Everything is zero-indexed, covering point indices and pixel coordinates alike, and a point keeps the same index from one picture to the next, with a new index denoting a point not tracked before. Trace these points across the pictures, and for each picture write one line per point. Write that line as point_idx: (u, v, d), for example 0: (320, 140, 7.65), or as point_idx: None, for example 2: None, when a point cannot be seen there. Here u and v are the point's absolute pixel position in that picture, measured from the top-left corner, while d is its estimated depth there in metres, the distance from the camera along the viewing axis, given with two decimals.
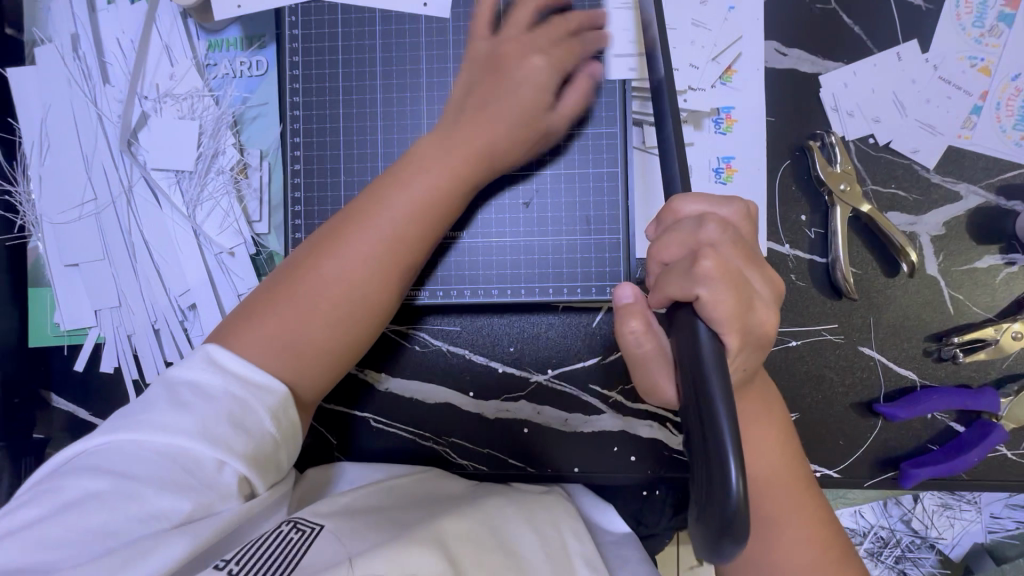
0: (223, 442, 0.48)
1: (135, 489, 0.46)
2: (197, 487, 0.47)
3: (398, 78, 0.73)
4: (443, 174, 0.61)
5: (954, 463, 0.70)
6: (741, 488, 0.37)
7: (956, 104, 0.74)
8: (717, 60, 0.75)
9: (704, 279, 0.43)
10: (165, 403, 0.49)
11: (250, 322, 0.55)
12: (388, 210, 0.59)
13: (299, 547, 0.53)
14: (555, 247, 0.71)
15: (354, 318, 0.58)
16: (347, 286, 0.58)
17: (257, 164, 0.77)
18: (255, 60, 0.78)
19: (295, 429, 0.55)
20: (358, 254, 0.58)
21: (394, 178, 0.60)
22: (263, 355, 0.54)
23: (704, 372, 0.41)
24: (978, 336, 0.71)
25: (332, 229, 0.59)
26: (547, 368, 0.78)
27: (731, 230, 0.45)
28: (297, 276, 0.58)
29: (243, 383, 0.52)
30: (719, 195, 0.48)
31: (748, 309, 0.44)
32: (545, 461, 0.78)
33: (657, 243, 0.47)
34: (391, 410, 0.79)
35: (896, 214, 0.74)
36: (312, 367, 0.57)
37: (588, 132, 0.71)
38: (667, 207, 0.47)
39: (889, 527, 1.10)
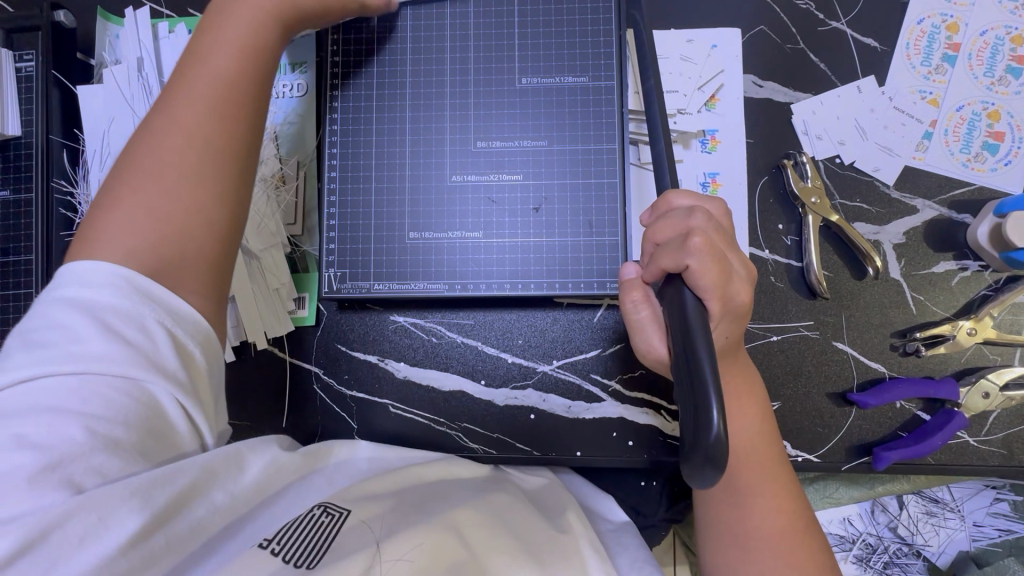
0: (170, 375, 0.52)
1: (103, 433, 0.48)
2: (156, 425, 0.51)
3: (423, 98, 0.83)
4: (225, 49, 0.63)
5: (920, 447, 0.77)
6: (721, 426, 0.45)
7: (910, 130, 0.85)
8: (702, 90, 0.86)
9: (693, 253, 0.52)
10: (93, 336, 0.49)
11: (120, 193, 0.57)
12: (197, 78, 0.61)
13: (328, 530, 0.59)
14: (561, 247, 0.80)
15: (204, 189, 0.59)
16: (171, 161, 0.58)
17: (294, 174, 0.88)
18: (296, 83, 0.89)
19: (213, 343, 0.58)
20: (185, 120, 0.59)
21: (190, 62, 0.62)
22: (129, 232, 0.55)
23: (693, 335, 0.50)
24: (937, 331, 0.80)
25: (149, 116, 0.61)
26: (553, 359, 0.85)
27: (714, 218, 0.55)
28: (134, 175, 0.58)
29: (168, 315, 0.54)
30: (705, 194, 0.58)
31: (729, 283, 0.53)
32: (549, 445, 0.84)
33: (651, 227, 0.57)
34: (408, 398, 0.86)
35: (862, 224, 0.84)
36: (181, 241, 0.57)
37: (591, 147, 0.81)
38: (662, 199, 0.57)
39: (876, 534, 1.14)
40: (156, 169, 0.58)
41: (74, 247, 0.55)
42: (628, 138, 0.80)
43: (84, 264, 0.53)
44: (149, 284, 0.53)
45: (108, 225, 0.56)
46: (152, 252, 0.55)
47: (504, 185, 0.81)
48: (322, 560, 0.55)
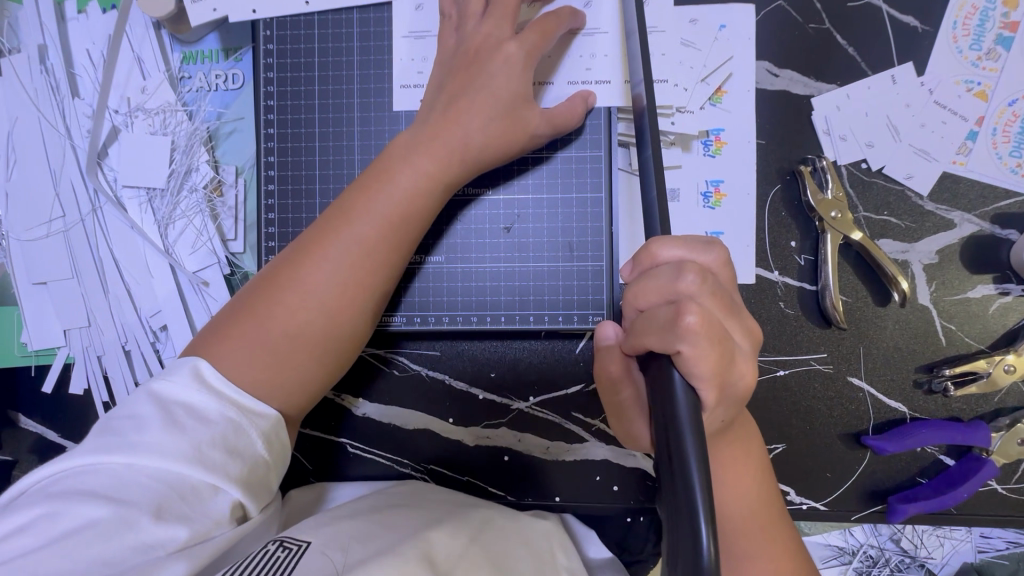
0: (218, 467, 0.49)
1: (130, 516, 0.45)
2: (192, 514, 0.47)
3: (375, 96, 0.71)
4: (397, 190, 0.60)
5: (944, 499, 0.68)
6: (712, 555, 0.36)
7: (951, 130, 0.72)
8: (707, 81, 0.72)
9: (684, 336, 0.41)
10: (155, 424, 0.49)
11: (257, 307, 0.57)
12: (356, 221, 0.59)
13: (285, 562, 0.49)
14: (536, 274, 0.70)
15: (335, 334, 0.59)
16: (306, 298, 0.58)
17: (232, 181, 0.75)
18: (231, 73, 0.75)
19: (283, 447, 0.56)
20: (330, 247, 0.59)
21: (360, 194, 0.60)
22: (254, 353, 0.56)
23: (679, 428, 0.40)
24: (970, 368, 0.69)
25: (306, 234, 0.61)
26: (529, 395, 0.76)
27: (712, 279, 0.44)
28: (276, 292, 0.58)
29: (238, 408, 0.53)
30: (700, 240, 0.47)
31: (728, 365, 0.43)
32: (526, 490, 0.76)
33: (634, 288, 0.46)
34: (369, 436, 0.77)
35: (889, 241, 0.72)
36: (299, 373, 0.58)
37: (571, 152, 0.69)
38: (644, 250, 0.46)
39: (878, 546, 0.93)
40: (296, 289, 0.58)
41: (204, 339, 0.57)
42: (616, 144, 0.69)
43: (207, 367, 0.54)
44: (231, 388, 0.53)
45: (239, 338, 0.56)
46: (272, 382, 0.56)
47: (471, 200, 0.70)
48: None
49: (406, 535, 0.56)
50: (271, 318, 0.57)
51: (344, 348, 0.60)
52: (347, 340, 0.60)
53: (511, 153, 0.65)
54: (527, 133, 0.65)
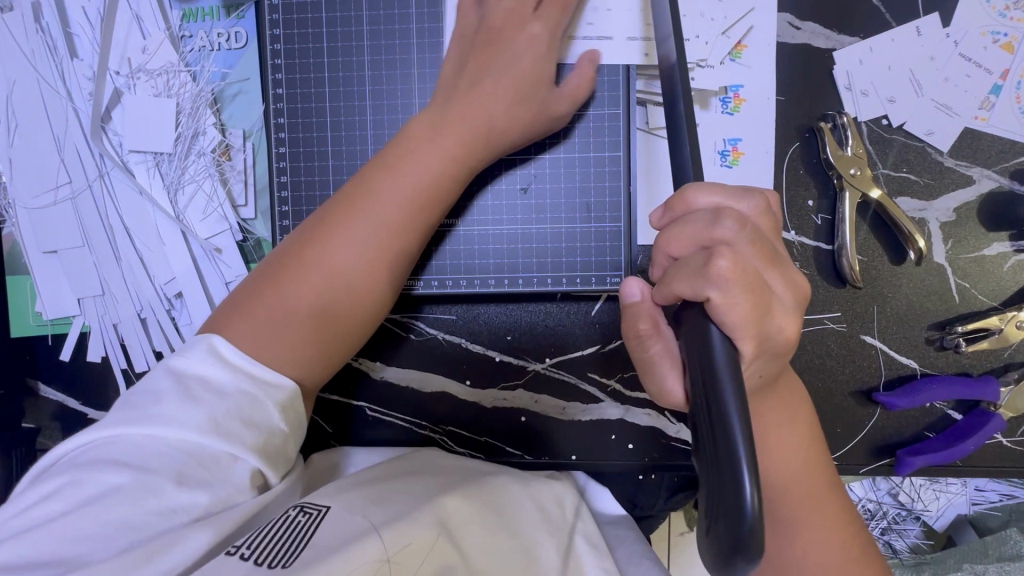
0: (234, 437, 0.50)
1: (154, 484, 0.47)
2: (213, 481, 0.48)
3: (386, 53, 0.69)
4: (419, 169, 0.60)
5: (951, 451, 0.70)
6: (755, 504, 0.36)
7: (975, 84, 0.70)
8: (727, 35, 0.70)
9: (714, 281, 0.42)
10: (173, 396, 0.50)
11: (273, 284, 0.58)
12: (379, 199, 0.59)
13: (304, 530, 0.51)
14: (553, 236, 0.70)
15: (351, 312, 0.59)
16: (327, 275, 0.58)
17: (240, 146, 0.73)
18: (234, 31, 0.73)
19: (301, 416, 0.57)
20: (347, 227, 0.59)
21: (383, 172, 0.60)
22: (269, 329, 0.56)
23: (718, 387, 0.40)
24: (982, 325, 0.70)
25: (323, 213, 0.61)
26: (545, 356, 0.76)
27: (751, 225, 0.43)
28: (291, 269, 0.58)
29: (252, 380, 0.53)
30: (738, 188, 0.46)
31: (764, 316, 0.43)
32: (542, 449, 0.78)
33: (666, 235, 0.46)
34: (387, 400, 0.78)
35: (906, 199, 0.72)
36: (321, 347, 0.58)
37: (589, 113, 0.68)
38: (677, 196, 0.45)
39: (876, 500, 0.95)
40: (312, 266, 0.58)
41: (222, 315, 0.58)
42: (634, 101, 0.67)
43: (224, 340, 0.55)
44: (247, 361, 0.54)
45: (254, 314, 0.57)
46: (294, 358, 0.57)
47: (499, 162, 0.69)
48: (300, 557, 0.47)
49: (420, 500, 0.57)
50: (284, 293, 0.57)
51: (361, 326, 0.61)
52: (363, 319, 0.60)
53: (537, 127, 0.64)
54: (554, 100, 0.64)
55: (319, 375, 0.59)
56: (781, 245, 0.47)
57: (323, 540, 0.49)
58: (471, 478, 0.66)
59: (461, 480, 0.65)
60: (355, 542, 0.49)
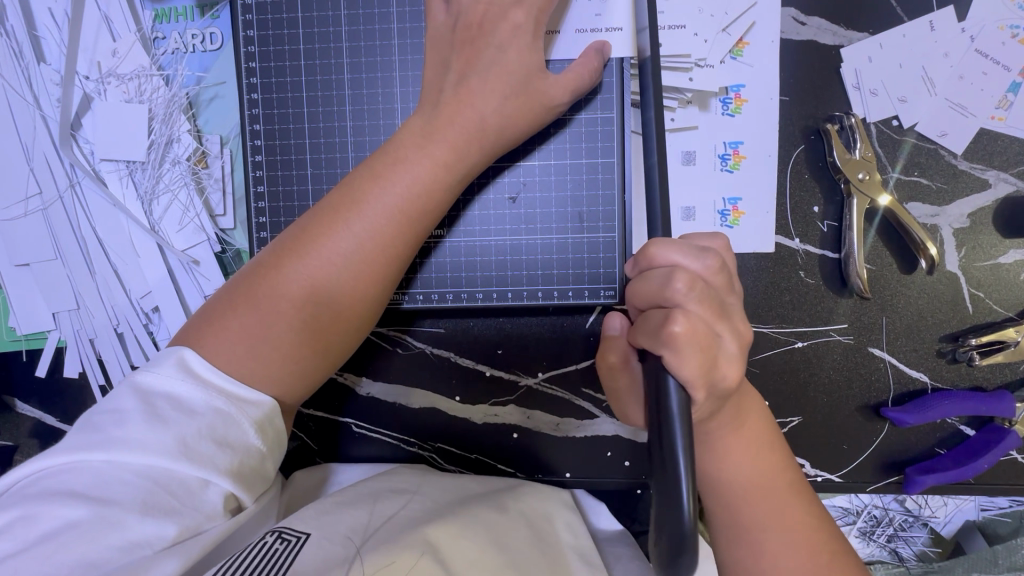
0: (206, 460, 0.47)
1: (115, 517, 0.44)
2: (181, 510, 0.46)
3: (367, 55, 0.65)
4: (409, 178, 0.56)
5: (964, 470, 0.67)
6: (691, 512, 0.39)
7: (992, 82, 0.66)
8: (728, 32, 0.66)
9: (667, 342, 0.43)
10: (138, 418, 0.47)
11: (251, 296, 0.54)
12: (367, 210, 0.56)
13: (282, 558, 0.48)
14: (544, 247, 0.66)
15: (335, 329, 0.56)
16: (313, 289, 0.54)
17: (217, 152, 0.70)
18: (209, 32, 0.69)
19: (280, 435, 0.54)
20: (332, 238, 0.55)
21: (370, 180, 0.57)
22: (246, 344, 0.53)
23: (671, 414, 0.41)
24: (997, 337, 0.66)
25: (306, 221, 0.57)
26: (537, 371, 0.73)
27: (703, 285, 0.44)
28: (270, 281, 0.55)
29: (225, 397, 0.50)
30: (696, 246, 0.46)
31: (712, 368, 0.44)
32: (535, 466, 0.75)
33: (632, 289, 0.47)
34: (374, 416, 0.75)
35: (918, 204, 0.68)
36: (306, 364, 0.55)
37: (582, 117, 0.64)
38: (641, 251, 0.46)
39: (883, 506, 0.91)
40: (294, 278, 0.54)
41: (196, 328, 0.54)
42: (629, 104, 0.64)
43: (197, 356, 0.51)
44: (218, 377, 0.51)
45: (230, 328, 0.53)
46: (272, 377, 0.53)
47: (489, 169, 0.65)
48: None
49: (401, 528, 0.54)
50: (263, 307, 0.54)
51: (346, 343, 0.58)
52: (347, 335, 0.57)
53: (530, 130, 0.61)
54: (545, 102, 0.60)
55: (299, 393, 0.56)
56: (735, 299, 0.47)
57: (303, 568, 0.47)
58: (459, 499, 0.63)
59: (447, 502, 0.62)
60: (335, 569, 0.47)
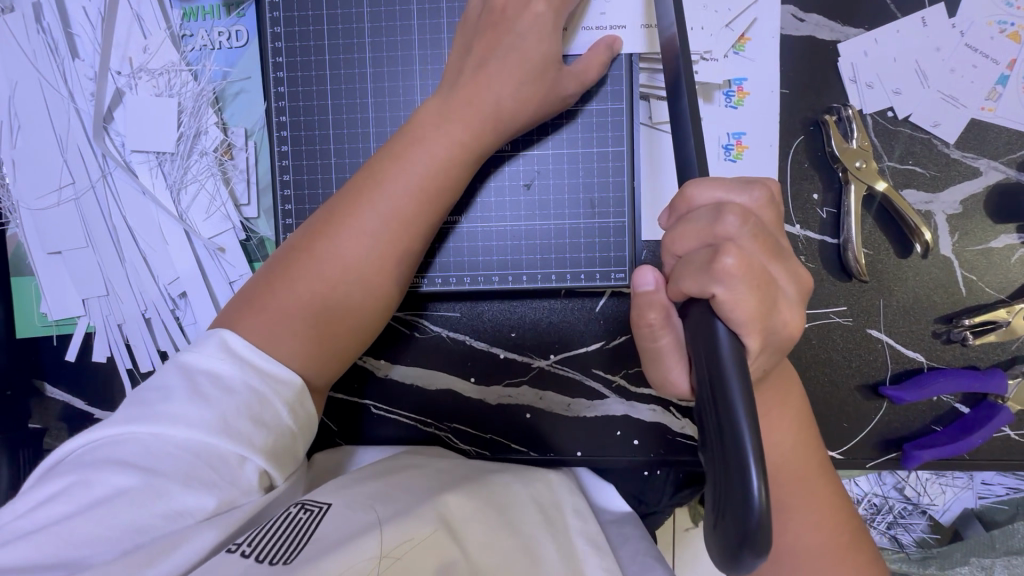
0: (245, 438, 0.50)
1: (162, 486, 0.47)
2: (221, 483, 0.49)
3: (388, 50, 0.68)
4: (427, 157, 0.60)
5: (959, 445, 0.70)
6: (762, 499, 0.36)
7: (981, 74, 0.69)
8: (731, 27, 0.70)
9: (720, 279, 0.41)
10: (182, 395, 0.50)
11: (285, 276, 0.58)
12: (388, 191, 0.59)
13: (305, 528, 0.50)
14: (557, 232, 0.69)
15: (364, 305, 0.59)
16: (341, 268, 0.58)
17: (242, 144, 0.73)
18: (235, 30, 0.73)
19: (310, 417, 0.57)
20: (359, 217, 0.59)
21: (390, 163, 0.60)
22: (282, 322, 0.56)
23: (725, 383, 0.39)
24: (989, 318, 0.69)
25: (334, 203, 0.61)
26: (550, 353, 0.76)
27: (754, 221, 0.43)
28: (302, 260, 0.58)
29: (261, 376, 0.53)
30: (738, 180, 0.45)
31: (770, 312, 0.43)
32: (547, 446, 0.78)
33: (671, 235, 0.45)
34: (391, 398, 0.78)
35: (912, 191, 0.71)
36: (339, 338, 0.58)
37: (592, 108, 0.68)
38: (679, 195, 0.45)
39: (882, 495, 0.95)
40: (325, 258, 0.58)
41: (233, 310, 0.58)
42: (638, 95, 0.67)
43: (235, 334, 0.55)
44: (252, 352, 0.54)
45: (266, 309, 0.57)
46: (307, 352, 0.57)
47: (505, 158, 0.69)
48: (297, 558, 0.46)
49: (420, 497, 0.57)
50: (295, 285, 0.57)
51: (374, 318, 0.61)
52: (374, 310, 0.60)
53: (543, 115, 0.64)
54: (559, 92, 0.63)
55: (332, 366, 0.59)
56: (783, 238, 0.47)
57: (323, 539, 0.48)
58: (470, 480, 0.66)
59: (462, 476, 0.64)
60: (357, 540, 0.49)
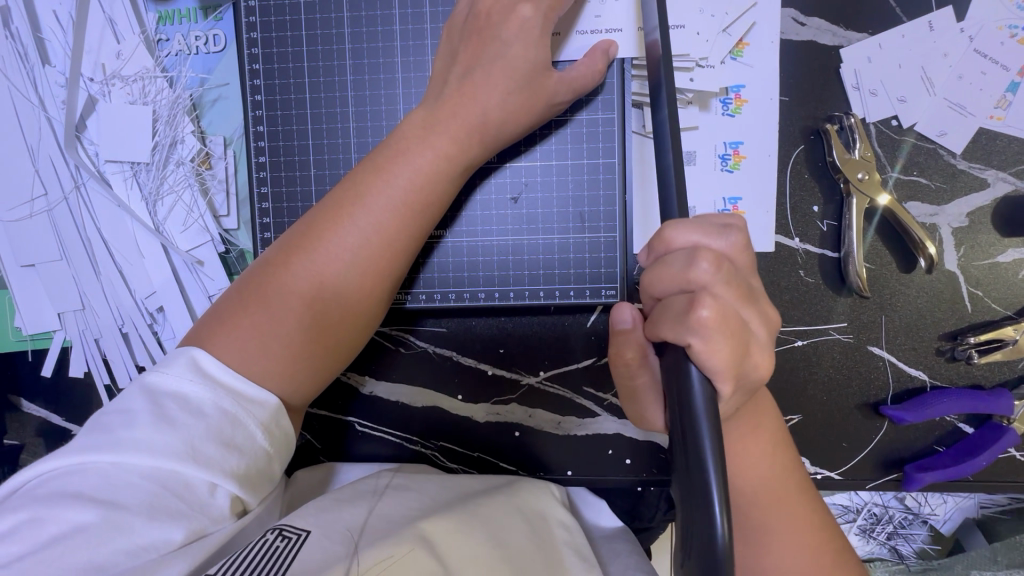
0: (214, 463, 0.48)
1: (123, 521, 0.44)
2: (188, 513, 0.46)
3: (369, 56, 0.65)
4: (411, 170, 0.57)
5: (962, 467, 0.68)
6: (725, 538, 0.36)
7: (991, 81, 0.66)
8: (728, 32, 0.67)
9: (697, 329, 0.40)
10: (146, 420, 0.48)
11: (260, 293, 0.55)
12: (371, 204, 0.56)
13: (283, 555, 0.47)
14: (546, 247, 0.67)
15: (345, 324, 0.57)
16: (320, 284, 0.55)
17: (220, 154, 0.71)
18: (212, 34, 0.70)
19: (287, 435, 0.54)
20: (339, 232, 0.56)
21: (373, 174, 0.57)
22: (257, 342, 0.53)
23: (696, 425, 0.38)
24: (995, 336, 0.67)
25: (313, 216, 0.58)
26: (539, 370, 0.74)
27: (728, 268, 0.41)
28: (278, 277, 0.55)
29: (233, 397, 0.51)
30: (715, 224, 0.43)
31: (744, 358, 0.42)
32: (536, 464, 0.75)
33: (648, 276, 0.44)
34: (377, 415, 0.76)
35: (917, 204, 0.68)
36: (317, 358, 0.56)
37: (582, 117, 0.65)
38: (658, 236, 0.43)
39: (882, 504, 0.91)
40: (304, 275, 0.55)
41: (205, 328, 0.55)
42: (630, 104, 0.64)
43: (208, 355, 0.52)
44: (225, 373, 0.51)
45: (240, 328, 0.54)
46: (284, 374, 0.54)
47: (491, 169, 0.66)
48: None
49: (401, 524, 0.54)
50: (271, 304, 0.54)
51: (355, 337, 0.59)
52: (354, 329, 0.58)
53: (528, 125, 0.61)
54: (546, 101, 0.60)
55: (310, 387, 0.57)
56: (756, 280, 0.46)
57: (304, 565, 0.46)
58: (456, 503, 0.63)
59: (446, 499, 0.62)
60: (335, 566, 0.46)
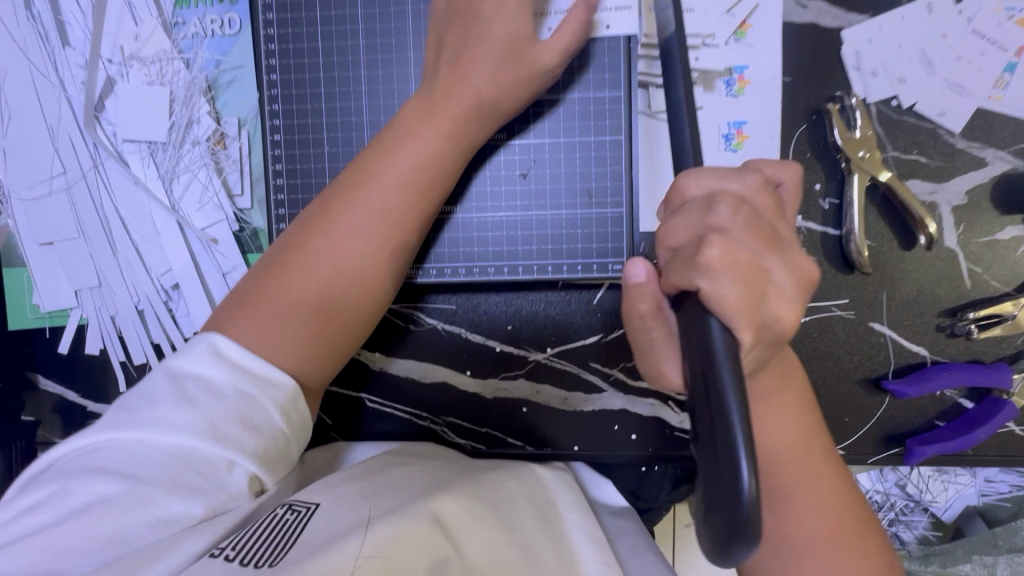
0: (233, 442, 0.49)
1: (145, 494, 0.46)
2: (208, 489, 0.48)
3: (382, 36, 0.67)
4: (416, 151, 0.59)
5: (962, 440, 0.69)
6: (753, 491, 0.35)
7: (989, 61, 0.68)
8: (732, 13, 0.68)
9: (705, 271, 0.40)
10: (168, 400, 0.49)
11: (275, 278, 0.57)
12: (379, 185, 0.58)
13: (293, 528, 0.48)
14: (554, 223, 0.68)
15: (359, 304, 0.58)
16: (335, 266, 0.57)
17: (235, 134, 0.72)
18: (227, 17, 0.71)
19: (304, 419, 0.56)
20: (350, 214, 0.58)
21: (379, 156, 0.59)
22: (275, 325, 0.55)
23: (718, 376, 0.38)
24: (994, 311, 0.68)
25: (322, 202, 0.60)
26: (546, 346, 0.75)
27: (748, 211, 0.42)
28: (291, 262, 0.57)
29: (251, 380, 0.52)
30: (732, 168, 0.44)
31: (759, 304, 0.41)
32: (543, 440, 0.77)
33: (664, 228, 0.44)
34: (387, 392, 0.77)
35: (917, 182, 0.70)
36: (333, 338, 0.57)
37: (589, 96, 0.66)
38: (673, 185, 0.44)
39: (883, 492, 0.92)
40: (318, 257, 0.57)
41: (223, 315, 0.57)
42: (636, 82, 0.66)
43: (226, 339, 0.54)
44: (242, 357, 0.53)
45: (257, 313, 0.55)
46: (301, 354, 0.56)
47: (500, 146, 0.68)
48: (287, 555, 0.45)
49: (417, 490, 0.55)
50: (286, 288, 0.56)
51: (369, 318, 0.60)
52: (368, 308, 0.59)
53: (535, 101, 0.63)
54: (552, 78, 0.62)
55: (327, 366, 0.58)
56: (785, 228, 0.45)
57: (314, 536, 0.47)
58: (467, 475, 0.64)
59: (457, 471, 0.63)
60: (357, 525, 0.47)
